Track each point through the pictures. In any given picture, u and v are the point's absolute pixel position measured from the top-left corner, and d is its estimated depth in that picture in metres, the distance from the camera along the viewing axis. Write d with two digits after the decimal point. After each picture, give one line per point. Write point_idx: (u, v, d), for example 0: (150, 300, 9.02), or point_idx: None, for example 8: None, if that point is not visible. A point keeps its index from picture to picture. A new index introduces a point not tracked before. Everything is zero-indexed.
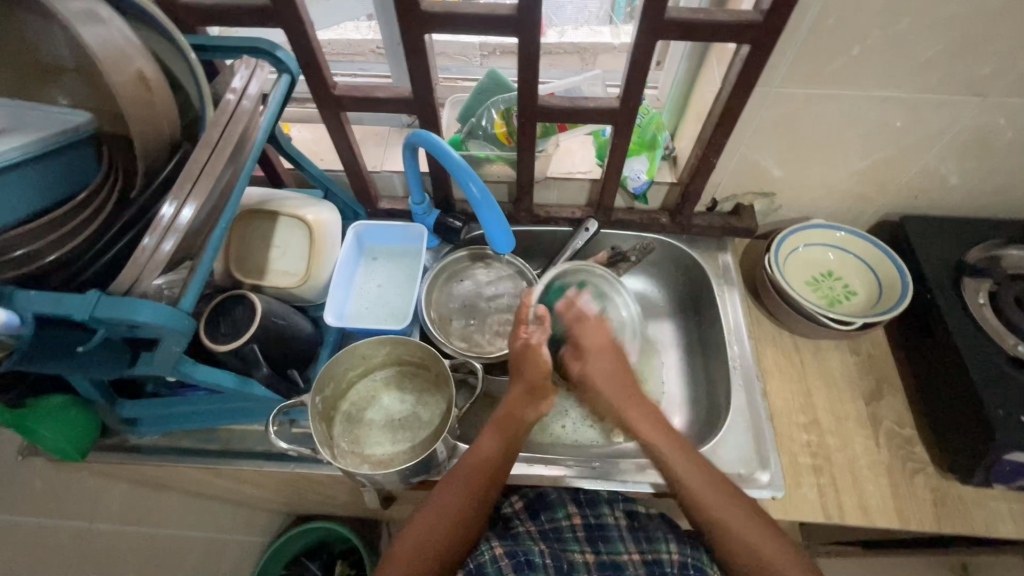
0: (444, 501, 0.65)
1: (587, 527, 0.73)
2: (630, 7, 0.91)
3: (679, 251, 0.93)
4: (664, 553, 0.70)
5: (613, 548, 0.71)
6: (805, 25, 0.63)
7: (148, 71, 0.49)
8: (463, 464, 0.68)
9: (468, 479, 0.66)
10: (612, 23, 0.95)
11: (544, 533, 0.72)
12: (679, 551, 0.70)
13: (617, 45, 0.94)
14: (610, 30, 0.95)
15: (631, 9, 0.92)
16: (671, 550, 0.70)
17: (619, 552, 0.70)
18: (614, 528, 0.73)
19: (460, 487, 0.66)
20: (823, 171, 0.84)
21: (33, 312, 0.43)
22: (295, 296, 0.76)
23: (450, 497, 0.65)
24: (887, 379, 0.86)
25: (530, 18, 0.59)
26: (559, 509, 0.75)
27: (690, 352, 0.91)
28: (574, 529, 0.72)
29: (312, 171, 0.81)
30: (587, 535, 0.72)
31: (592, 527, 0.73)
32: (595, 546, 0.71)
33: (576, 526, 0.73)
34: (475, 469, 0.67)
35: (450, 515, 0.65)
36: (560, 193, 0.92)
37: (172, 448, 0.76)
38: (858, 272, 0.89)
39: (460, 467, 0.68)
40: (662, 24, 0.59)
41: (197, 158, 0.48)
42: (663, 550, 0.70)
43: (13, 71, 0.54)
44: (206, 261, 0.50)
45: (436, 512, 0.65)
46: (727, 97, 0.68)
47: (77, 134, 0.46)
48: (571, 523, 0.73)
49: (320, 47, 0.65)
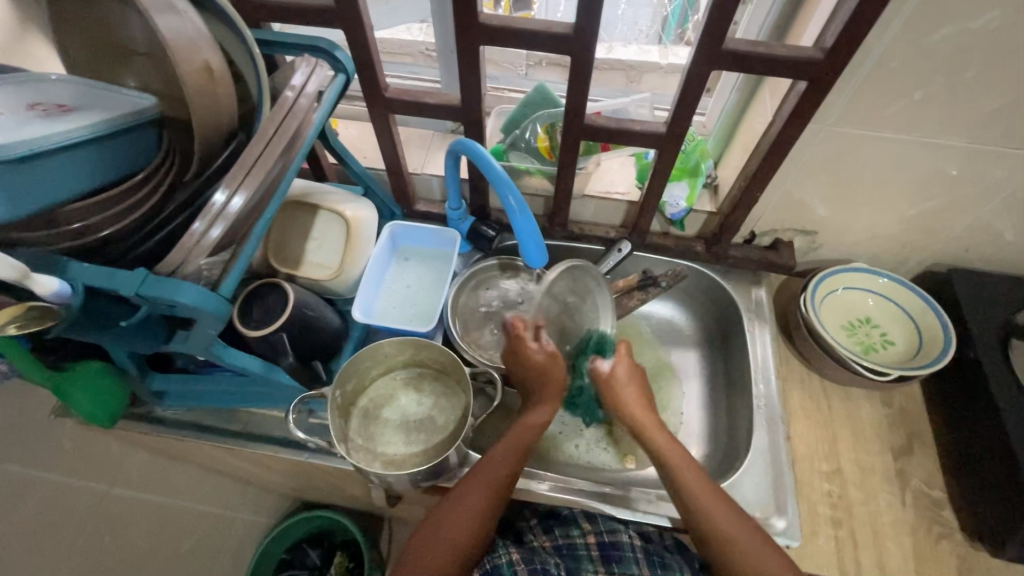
0: (467, 499, 0.64)
1: (602, 546, 0.73)
2: (681, 29, 0.92)
3: (712, 283, 0.91)
4: None
5: (627, 568, 0.70)
6: (865, 66, 0.61)
7: (214, 62, 0.50)
8: (490, 459, 0.67)
9: (490, 480, 0.66)
10: (661, 43, 0.95)
11: (560, 551, 0.74)
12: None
13: (664, 66, 0.94)
14: (658, 50, 0.94)
15: (681, 32, 0.92)
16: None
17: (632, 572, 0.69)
18: (629, 549, 0.72)
19: (484, 486, 0.65)
20: (869, 214, 0.82)
21: (83, 283, 0.44)
22: (327, 289, 0.78)
23: (472, 497, 0.65)
24: (919, 435, 0.82)
25: (586, 37, 0.59)
26: (574, 526, 0.76)
27: (713, 385, 0.90)
28: (589, 547, 0.73)
29: (355, 168, 0.82)
30: (602, 555, 0.72)
31: (607, 547, 0.73)
32: (609, 567, 0.71)
33: (591, 545, 0.74)
34: (496, 466, 0.66)
35: (470, 512, 0.64)
36: (596, 211, 0.92)
37: (193, 424, 0.78)
38: (898, 322, 0.86)
39: (482, 467, 0.66)
40: (719, 54, 0.58)
41: (252, 149, 0.50)
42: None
43: (87, 50, 0.57)
44: (248, 250, 0.51)
45: (461, 507, 0.64)
46: (777, 131, 0.67)
47: (141, 117, 0.47)
48: (586, 541, 0.74)
49: (377, 50, 0.67)
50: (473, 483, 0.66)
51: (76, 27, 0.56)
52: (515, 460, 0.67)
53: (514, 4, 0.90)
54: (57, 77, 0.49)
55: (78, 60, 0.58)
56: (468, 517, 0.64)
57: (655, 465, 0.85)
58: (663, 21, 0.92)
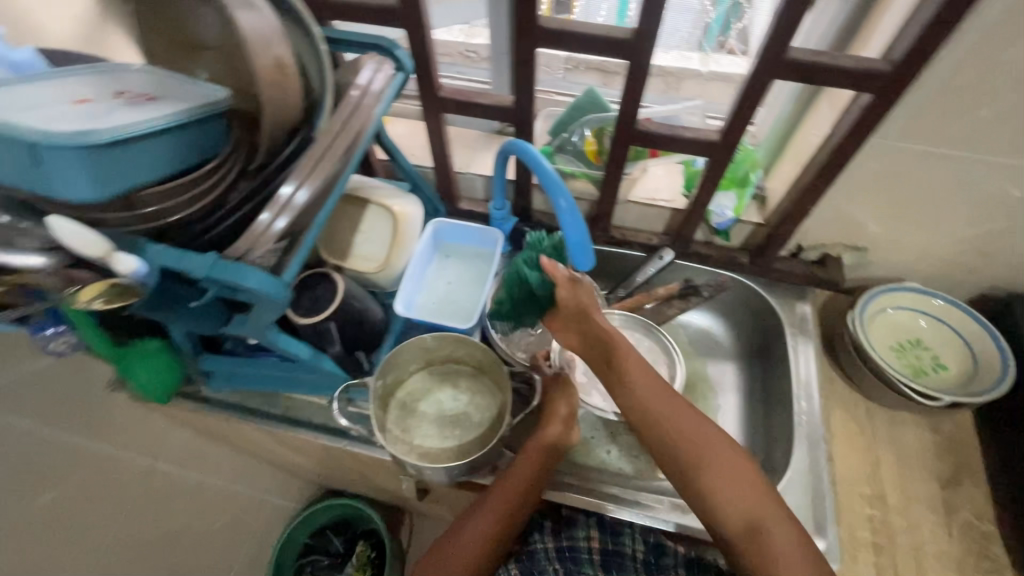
0: (478, 521, 0.67)
1: (604, 552, 0.76)
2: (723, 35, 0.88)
3: (754, 295, 0.89)
4: None
5: None
6: (934, 81, 0.60)
7: (286, 58, 0.51)
8: (500, 486, 0.68)
9: (500, 505, 0.67)
10: (701, 49, 0.91)
11: (562, 553, 0.76)
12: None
13: (705, 74, 0.91)
14: (698, 56, 0.91)
15: (723, 38, 0.89)
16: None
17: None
18: (630, 558, 0.76)
19: (496, 509, 0.67)
20: (925, 233, 0.79)
21: (159, 264, 0.47)
22: (371, 282, 0.79)
23: (483, 519, 0.67)
24: (968, 464, 0.79)
25: (645, 43, 0.59)
26: (581, 529, 0.78)
27: (751, 400, 0.88)
28: (591, 552, 0.76)
29: (404, 164, 0.84)
30: (602, 562, 0.76)
31: (608, 554, 0.76)
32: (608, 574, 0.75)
33: (594, 551, 0.76)
34: (505, 497, 0.67)
35: (480, 536, 0.67)
36: (639, 217, 0.91)
37: (238, 406, 0.81)
38: (951, 345, 0.83)
39: (492, 498, 0.68)
40: (782, 64, 0.58)
41: (320, 143, 0.52)
42: None
43: (165, 42, 0.60)
44: (309, 240, 0.53)
45: (472, 529, 0.67)
46: (836, 144, 0.66)
47: (216, 108, 0.49)
48: (589, 546, 0.76)
49: (434, 50, 0.68)
50: (483, 510, 0.68)
51: (156, 21, 0.59)
52: (521, 487, 0.68)
53: (555, 6, 0.88)
54: (137, 68, 0.51)
55: (155, 52, 0.61)
56: (476, 541, 0.67)
57: None
58: (705, 26, 0.87)
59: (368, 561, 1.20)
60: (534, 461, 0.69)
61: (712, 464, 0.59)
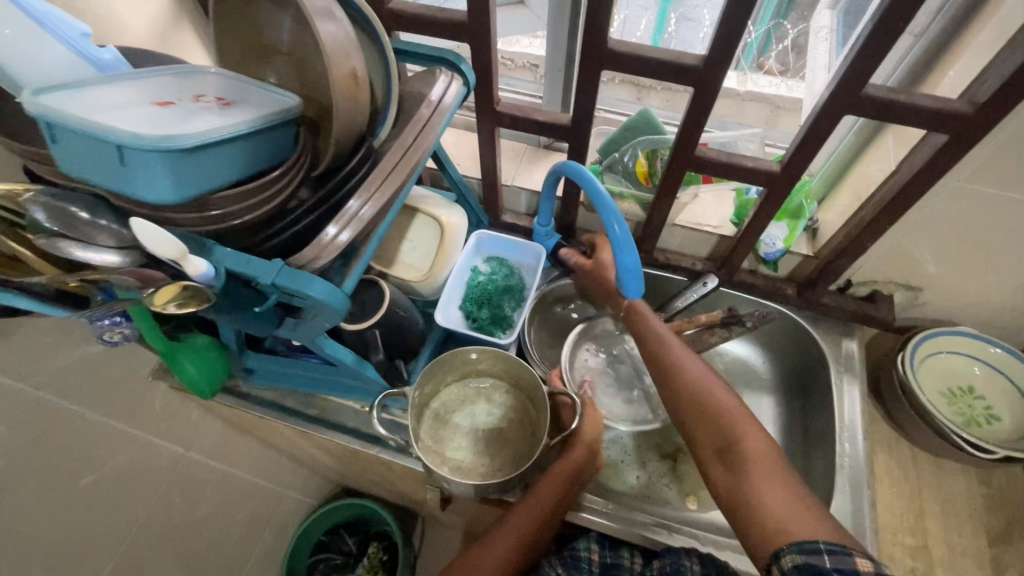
0: (497, 544, 0.66)
1: (603, 564, 0.71)
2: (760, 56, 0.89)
3: (798, 328, 0.87)
4: None
5: None
6: (1017, 125, 0.57)
7: (360, 70, 0.52)
8: (521, 509, 0.67)
9: (521, 530, 0.66)
10: (738, 69, 0.91)
11: (564, 561, 0.71)
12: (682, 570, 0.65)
13: (742, 92, 0.90)
14: (735, 76, 0.90)
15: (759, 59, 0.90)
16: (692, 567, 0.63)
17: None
18: (628, 568, 0.70)
19: (517, 530, 0.66)
20: (987, 277, 0.76)
21: (225, 267, 0.47)
22: (413, 289, 0.80)
23: (501, 540, 0.66)
24: (1019, 522, 0.76)
25: (715, 70, 0.58)
26: (580, 541, 0.73)
27: (789, 436, 0.86)
28: (591, 562, 0.71)
29: (454, 175, 0.84)
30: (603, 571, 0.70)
31: (608, 565, 0.71)
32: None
33: (593, 561, 0.71)
34: (526, 522, 0.66)
35: (497, 562, 0.65)
36: (684, 241, 0.90)
37: (274, 404, 0.81)
38: (1006, 396, 0.79)
39: (512, 521, 0.66)
40: (856, 98, 0.56)
41: (390, 158, 0.52)
42: None
43: (240, 47, 0.61)
44: (369, 253, 0.53)
45: (490, 554, 0.65)
46: (903, 182, 0.64)
47: (287, 115, 0.49)
48: (589, 557, 0.71)
49: (496, 65, 0.68)
50: (503, 533, 0.66)
51: (232, 25, 0.60)
52: (544, 511, 0.66)
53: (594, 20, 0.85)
54: (214, 71, 0.52)
55: (229, 54, 0.62)
56: (492, 564, 0.64)
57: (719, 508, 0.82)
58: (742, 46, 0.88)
59: (380, 565, 1.21)
60: (562, 479, 0.68)
61: (718, 412, 0.62)
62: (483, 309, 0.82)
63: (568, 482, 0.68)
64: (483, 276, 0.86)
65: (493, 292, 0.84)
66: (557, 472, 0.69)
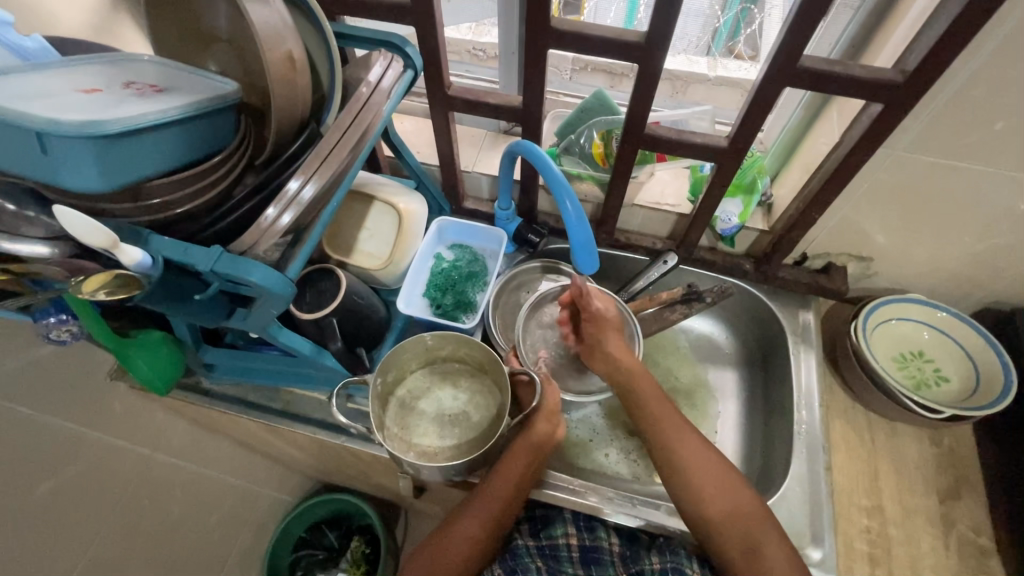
0: (468, 520, 0.67)
1: (582, 549, 0.74)
2: (731, 41, 0.89)
3: (757, 303, 0.89)
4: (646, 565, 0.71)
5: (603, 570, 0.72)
6: (947, 93, 0.59)
7: (296, 52, 0.51)
8: (488, 485, 0.68)
9: (490, 505, 0.67)
10: (710, 54, 0.92)
11: (542, 551, 0.75)
12: (660, 563, 0.71)
13: (712, 77, 0.91)
14: (706, 61, 0.92)
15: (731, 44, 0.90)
16: (652, 562, 0.71)
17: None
18: (608, 552, 0.74)
19: (487, 506, 0.67)
20: (932, 245, 0.79)
21: (163, 256, 0.47)
22: (374, 278, 0.79)
23: (473, 515, 0.67)
24: (967, 478, 0.79)
25: (657, 46, 0.59)
26: (558, 527, 0.76)
27: (751, 408, 0.88)
28: (570, 549, 0.74)
29: (411, 162, 0.84)
30: (582, 558, 0.73)
31: (587, 549, 0.74)
32: (587, 570, 0.72)
33: (572, 547, 0.74)
34: (494, 499, 0.67)
35: (469, 539, 0.67)
36: (644, 221, 0.91)
37: (237, 399, 0.80)
38: (954, 358, 0.82)
39: (481, 499, 0.68)
40: (793, 71, 0.57)
41: (329, 139, 0.52)
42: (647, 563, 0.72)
43: (177, 34, 0.60)
44: (314, 237, 0.53)
45: (462, 529, 0.67)
46: (845, 154, 0.65)
47: (224, 101, 0.48)
48: (567, 543, 0.74)
49: (444, 47, 0.68)
50: (474, 510, 0.68)
51: (166, 10, 0.58)
52: (510, 488, 0.68)
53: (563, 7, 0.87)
54: (147, 58, 0.50)
55: (166, 42, 0.61)
56: (464, 541, 0.67)
57: None
58: (713, 31, 0.89)
59: (363, 557, 1.21)
60: (526, 457, 0.69)
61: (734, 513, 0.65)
62: (442, 296, 0.82)
63: (533, 456, 0.69)
64: (447, 263, 0.86)
65: (457, 279, 0.84)
66: (522, 446, 0.69)
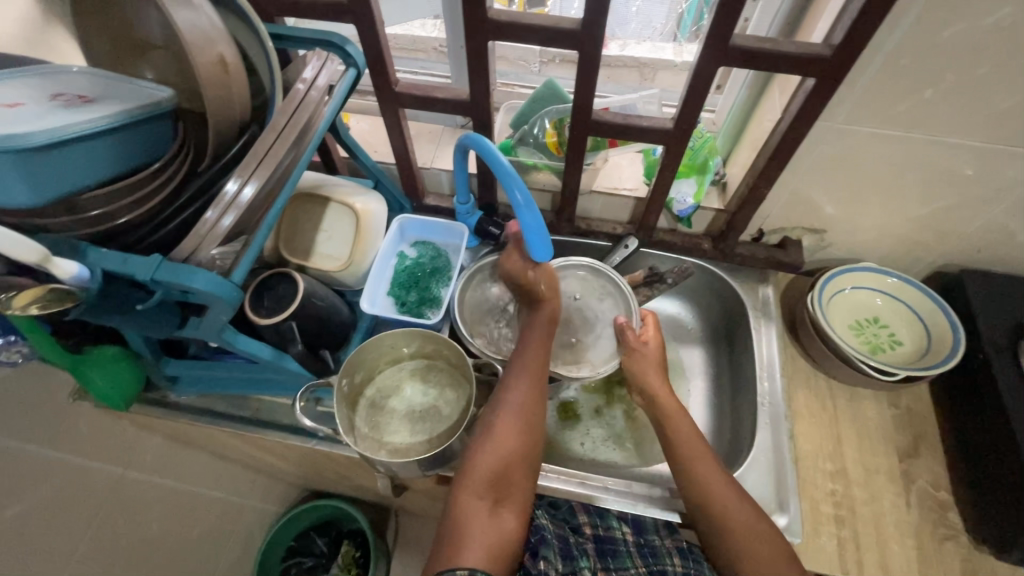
0: (517, 392, 0.67)
1: (597, 540, 0.74)
2: (695, 27, 0.90)
3: (718, 281, 0.91)
4: (667, 566, 0.71)
5: (620, 562, 0.71)
6: (876, 63, 0.61)
7: (229, 55, 0.51)
8: (523, 356, 0.70)
9: (531, 371, 0.69)
10: (676, 41, 0.94)
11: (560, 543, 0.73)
12: (682, 566, 0.71)
13: (679, 63, 0.94)
14: (672, 48, 0.94)
15: (696, 30, 0.90)
16: (674, 564, 0.71)
17: (626, 567, 0.71)
18: (622, 544, 0.74)
19: (530, 375, 0.68)
20: (879, 213, 0.81)
21: (102, 268, 0.47)
22: (335, 280, 0.79)
23: (521, 386, 0.67)
24: (925, 436, 0.82)
25: (594, 32, 0.60)
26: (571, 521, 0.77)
27: (718, 382, 0.90)
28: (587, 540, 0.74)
29: (366, 161, 0.84)
30: (598, 549, 0.73)
31: (602, 541, 0.74)
32: (604, 562, 0.71)
33: (587, 540, 0.74)
34: (536, 369, 0.69)
35: (521, 406, 0.66)
36: (604, 207, 0.92)
37: (205, 410, 0.80)
38: (907, 321, 0.85)
39: (506, 408, 0.66)
40: (726, 49, 0.59)
41: (264, 140, 0.52)
42: (667, 564, 0.71)
43: (108, 43, 0.59)
44: (259, 240, 0.54)
45: (511, 402, 0.66)
46: (785, 129, 0.67)
47: (158, 108, 0.47)
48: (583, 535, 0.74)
49: (387, 44, 0.68)
50: (503, 421, 0.65)
51: (97, 20, 0.57)
52: (534, 392, 0.67)
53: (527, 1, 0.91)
54: (77, 69, 0.49)
55: (98, 54, 0.60)
56: (502, 454, 0.63)
57: (660, 461, 0.86)
58: (678, 18, 0.90)
59: (354, 561, 1.20)
60: (534, 360, 0.70)
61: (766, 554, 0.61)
62: (409, 293, 0.82)
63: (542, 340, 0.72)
64: (411, 261, 0.86)
65: (421, 276, 0.84)
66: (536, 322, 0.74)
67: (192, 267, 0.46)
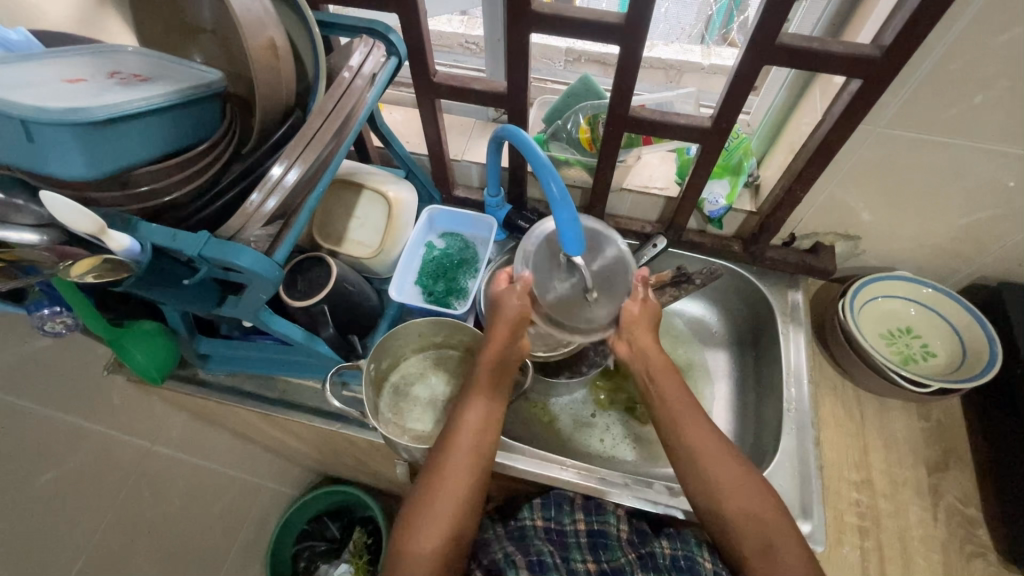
0: (469, 415, 0.67)
1: (591, 533, 0.75)
2: (725, 29, 0.92)
3: (748, 283, 0.89)
4: (657, 547, 0.73)
5: (612, 555, 0.72)
6: (926, 67, 0.60)
7: (279, 40, 0.51)
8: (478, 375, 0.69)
9: (486, 389, 0.68)
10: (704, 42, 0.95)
11: (550, 533, 0.76)
12: (671, 548, 0.73)
13: (707, 65, 0.92)
14: (701, 50, 0.93)
15: (725, 32, 0.93)
16: (662, 546, 0.73)
17: (618, 558, 0.72)
18: (614, 537, 0.74)
19: (484, 396, 0.68)
20: (917, 221, 0.79)
21: (151, 243, 0.48)
22: (365, 267, 0.80)
23: (472, 411, 0.67)
24: (955, 451, 0.80)
25: (637, 27, 0.59)
26: (566, 514, 0.77)
27: (743, 386, 0.89)
28: (578, 536, 0.75)
29: (399, 150, 0.84)
30: (589, 542, 0.74)
31: (595, 534, 0.75)
32: (596, 555, 0.73)
33: (579, 533, 0.75)
34: (492, 388, 0.68)
35: (472, 429, 0.66)
36: (633, 206, 0.92)
37: (233, 389, 0.81)
38: (941, 333, 0.83)
39: (455, 436, 0.66)
40: (772, 47, 0.58)
41: (311, 124, 0.53)
42: (656, 545, 0.73)
43: (159, 25, 0.60)
44: (300, 222, 0.55)
45: (464, 426, 0.66)
46: (826, 130, 0.66)
47: (208, 89, 0.48)
48: (576, 529, 0.75)
49: (428, 35, 0.68)
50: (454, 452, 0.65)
51: (149, 3, 0.59)
52: (486, 415, 0.67)
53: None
54: (132, 49, 0.50)
55: (149, 35, 0.61)
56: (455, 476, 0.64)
57: None
58: (706, 20, 0.92)
59: (366, 547, 1.21)
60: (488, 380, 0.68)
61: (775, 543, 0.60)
62: (435, 282, 0.83)
63: (500, 362, 0.68)
64: (439, 251, 0.87)
65: (449, 267, 0.85)
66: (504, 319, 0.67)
67: (238, 246, 0.47)
